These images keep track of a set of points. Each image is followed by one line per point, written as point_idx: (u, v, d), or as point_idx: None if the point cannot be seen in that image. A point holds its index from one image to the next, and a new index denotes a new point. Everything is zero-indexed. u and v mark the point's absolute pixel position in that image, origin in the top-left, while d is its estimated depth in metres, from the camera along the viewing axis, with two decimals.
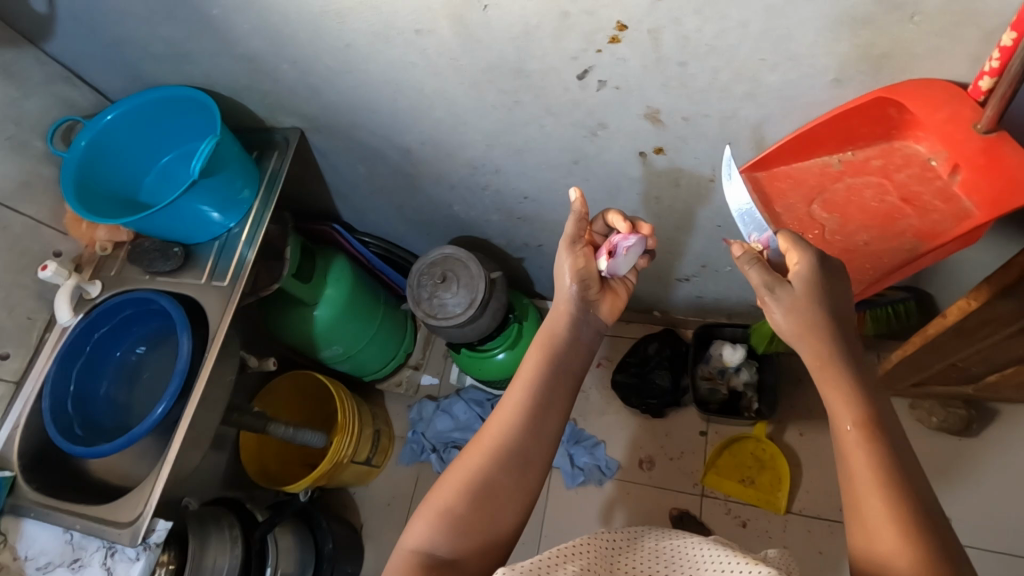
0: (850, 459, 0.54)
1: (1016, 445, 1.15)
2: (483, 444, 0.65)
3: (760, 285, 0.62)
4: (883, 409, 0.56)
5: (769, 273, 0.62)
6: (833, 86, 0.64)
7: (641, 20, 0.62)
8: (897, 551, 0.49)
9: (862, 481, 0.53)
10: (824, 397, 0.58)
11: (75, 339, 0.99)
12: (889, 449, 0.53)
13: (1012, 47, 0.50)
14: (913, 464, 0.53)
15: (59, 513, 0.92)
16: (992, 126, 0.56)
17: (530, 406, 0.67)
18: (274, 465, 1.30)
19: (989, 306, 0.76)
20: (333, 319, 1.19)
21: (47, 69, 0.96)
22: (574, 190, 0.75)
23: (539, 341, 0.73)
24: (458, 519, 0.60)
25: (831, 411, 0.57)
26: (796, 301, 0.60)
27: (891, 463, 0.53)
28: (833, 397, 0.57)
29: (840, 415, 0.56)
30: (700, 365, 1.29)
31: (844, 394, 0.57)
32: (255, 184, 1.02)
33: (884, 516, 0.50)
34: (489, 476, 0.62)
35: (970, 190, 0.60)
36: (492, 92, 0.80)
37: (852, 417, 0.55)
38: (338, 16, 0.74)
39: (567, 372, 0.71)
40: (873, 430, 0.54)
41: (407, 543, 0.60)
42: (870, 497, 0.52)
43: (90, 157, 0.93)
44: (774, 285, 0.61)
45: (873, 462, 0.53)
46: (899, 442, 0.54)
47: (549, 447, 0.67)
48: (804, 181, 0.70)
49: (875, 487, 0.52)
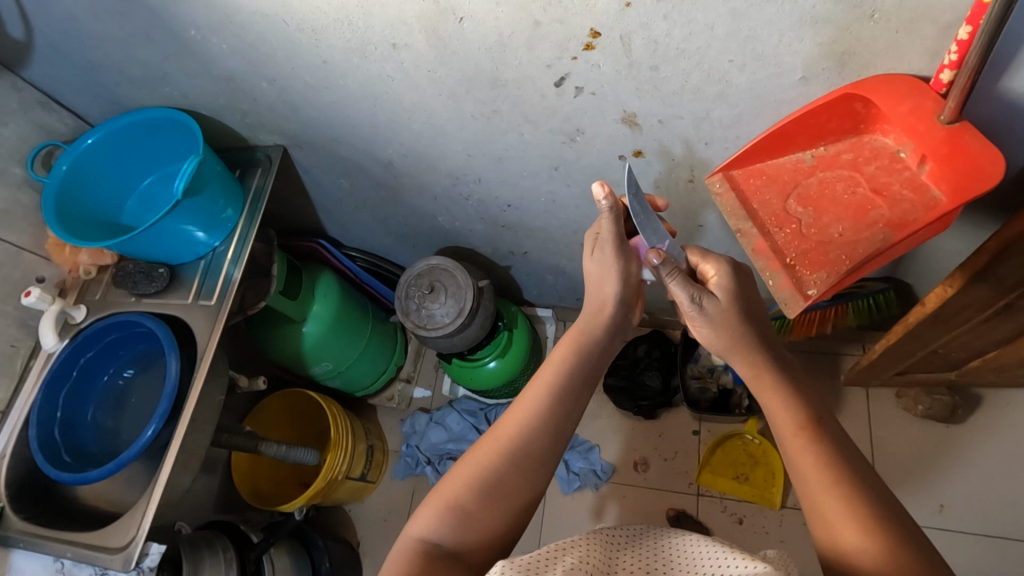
0: (799, 458, 0.60)
1: (1001, 429, 1.17)
2: (497, 439, 0.66)
3: (690, 302, 0.69)
4: (823, 413, 0.64)
5: (695, 287, 0.69)
6: (800, 84, 0.66)
7: (612, 27, 0.64)
8: (851, 526, 0.55)
9: (814, 480, 0.58)
10: (768, 408, 0.66)
11: (61, 365, 0.98)
12: (833, 444, 0.60)
13: (969, 40, 0.53)
14: (855, 453, 0.61)
15: (47, 543, 0.91)
16: (955, 116, 0.58)
17: (554, 396, 0.68)
18: (268, 486, 1.28)
19: (965, 292, 0.78)
20: (323, 334, 1.19)
21: (24, 95, 0.96)
22: (601, 185, 0.65)
23: (570, 336, 0.74)
24: (467, 510, 0.62)
25: (774, 419, 0.65)
26: (726, 310, 0.69)
27: (843, 468, 0.58)
28: (775, 407, 0.65)
29: (784, 420, 0.63)
30: (689, 365, 1.31)
31: (782, 400, 0.65)
32: (239, 203, 1.02)
33: (837, 505, 0.56)
34: (504, 466, 0.64)
35: (938, 180, 0.62)
36: (470, 103, 0.81)
37: (795, 421, 0.62)
38: (314, 33, 0.75)
39: (591, 369, 0.72)
40: (814, 429, 0.61)
41: (412, 531, 0.62)
42: (821, 484, 0.58)
43: (70, 182, 0.93)
44: (703, 299, 0.69)
45: (817, 455, 0.59)
46: (840, 437, 0.61)
47: (562, 445, 0.68)
48: (778, 177, 0.71)
49: (820, 474, 0.58)
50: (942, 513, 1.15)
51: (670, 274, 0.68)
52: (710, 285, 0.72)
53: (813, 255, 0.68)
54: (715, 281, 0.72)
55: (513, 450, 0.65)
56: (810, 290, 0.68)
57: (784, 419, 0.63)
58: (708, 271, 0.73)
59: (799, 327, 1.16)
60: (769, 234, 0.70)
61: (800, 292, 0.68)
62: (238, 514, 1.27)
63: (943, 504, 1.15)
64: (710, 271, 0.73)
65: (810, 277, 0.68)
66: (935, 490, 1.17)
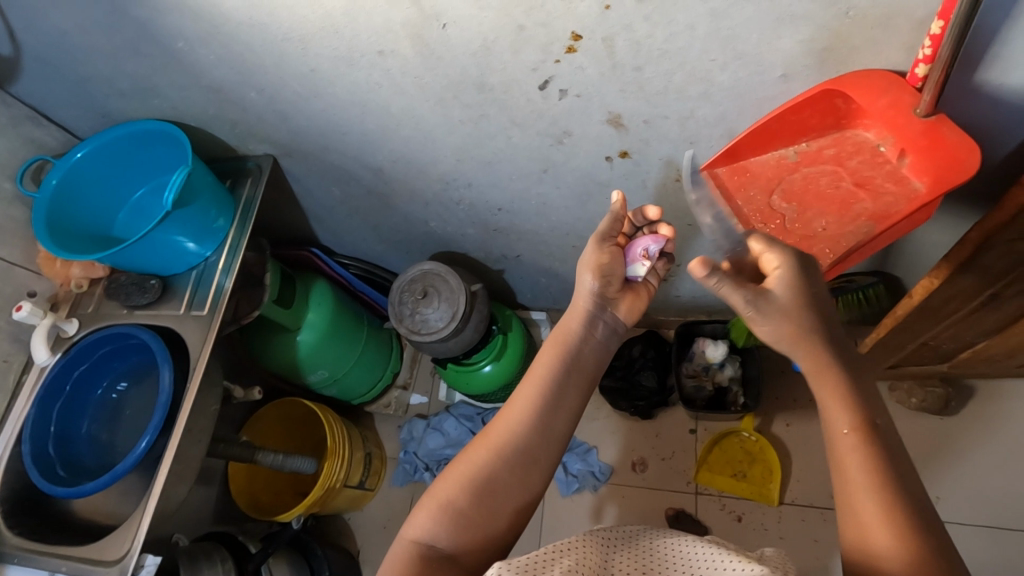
0: (846, 460, 0.57)
1: (994, 420, 1.17)
2: (490, 438, 0.67)
3: (743, 302, 0.61)
4: (878, 412, 0.60)
5: (746, 288, 0.62)
6: (781, 82, 0.67)
7: (595, 29, 0.64)
8: (887, 539, 0.53)
9: (857, 488, 0.56)
10: (821, 400, 0.61)
11: (53, 379, 0.97)
12: (884, 451, 0.57)
13: (941, 34, 0.54)
14: (903, 459, 0.57)
15: (43, 557, 0.90)
16: (931, 109, 0.59)
17: (547, 391, 0.69)
18: (265, 496, 1.29)
19: (951, 282, 0.78)
20: (317, 343, 1.19)
21: (13, 110, 0.96)
22: (615, 191, 0.77)
23: (555, 334, 0.75)
24: (459, 509, 0.62)
25: (828, 414, 0.60)
26: (784, 311, 0.61)
27: (889, 476, 0.55)
28: (829, 400, 0.60)
29: (836, 418, 0.59)
30: (684, 364, 1.29)
31: (840, 397, 0.59)
32: (229, 213, 1.02)
33: (879, 518, 0.54)
34: (496, 462, 0.65)
35: (918, 171, 0.63)
36: (457, 108, 0.82)
37: (849, 421, 0.58)
38: (300, 42, 0.76)
39: (582, 366, 0.72)
40: (869, 432, 0.58)
41: (407, 533, 0.63)
42: (863, 492, 0.55)
43: (61, 196, 0.93)
44: (756, 299, 0.61)
45: (867, 462, 0.56)
46: (893, 441, 0.58)
47: (558, 442, 0.69)
48: (762, 174, 0.72)
49: (867, 483, 0.55)
50: (939, 504, 1.15)
51: (720, 282, 0.61)
52: (771, 281, 0.62)
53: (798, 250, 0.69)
54: (774, 275, 0.62)
55: (505, 448, 0.66)
56: None
57: (841, 418, 0.59)
58: (766, 263, 0.63)
59: None
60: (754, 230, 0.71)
61: None
62: (236, 526, 1.26)
63: (940, 496, 1.16)
64: (769, 264, 0.62)
65: None
66: (931, 482, 1.17)
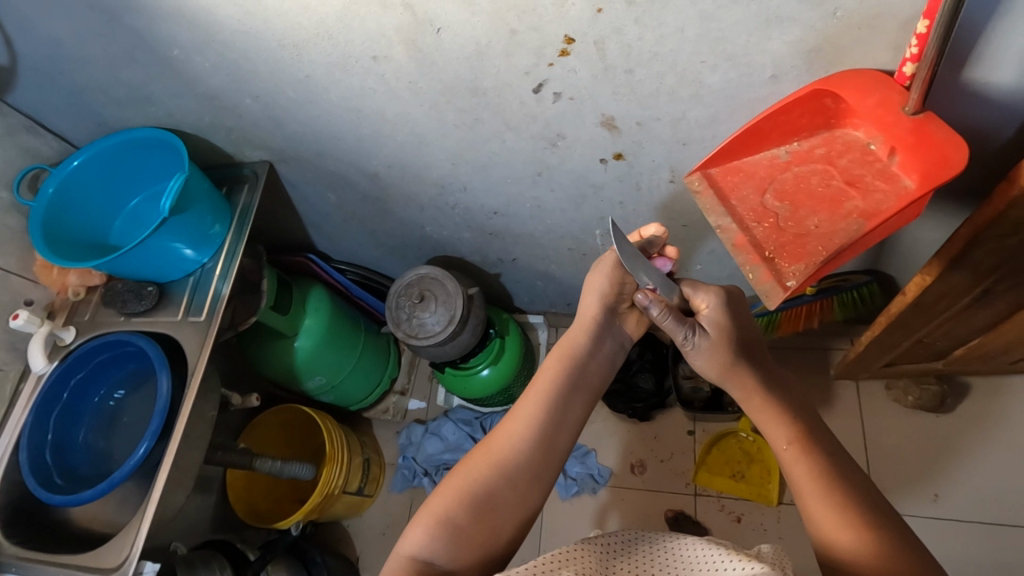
0: (795, 472, 0.64)
1: (989, 417, 1.18)
2: (491, 452, 0.67)
3: (682, 337, 0.75)
4: (815, 428, 0.67)
5: (683, 323, 0.74)
6: (771, 82, 0.67)
7: (586, 32, 0.65)
8: (845, 531, 0.57)
9: (809, 494, 0.61)
10: (765, 426, 0.70)
11: (51, 387, 0.97)
12: (825, 456, 0.64)
13: (927, 33, 0.55)
14: (848, 464, 0.64)
15: (42, 566, 0.90)
16: (918, 107, 0.60)
17: (550, 405, 0.70)
18: (265, 504, 1.28)
19: (942, 280, 0.79)
20: (314, 349, 1.19)
21: (8, 120, 0.96)
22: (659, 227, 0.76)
23: (558, 348, 0.76)
24: (459, 525, 0.62)
25: (771, 436, 0.68)
26: (715, 346, 0.74)
27: (836, 477, 0.62)
28: (769, 424, 0.69)
29: (778, 436, 0.67)
30: (681, 365, 1.29)
31: (776, 420, 0.68)
32: (226, 220, 1.02)
33: (834, 514, 0.59)
34: (496, 478, 0.65)
35: (908, 169, 0.63)
36: (451, 112, 0.82)
37: (787, 438, 0.66)
38: (294, 49, 0.77)
39: (582, 378, 0.74)
40: (806, 441, 0.65)
41: (403, 550, 0.62)
42: (815, 495, 0.61)
43: (57, 205, 0.94)
44: (694, 335, 0.75)
45: (810, 467, 0.63)
46: (833, 449, 0.65)
47: (558, 460, 0.69)
48: (755, 173, 0.73)
49: (815, 485, 0.61)
50: (937, 502, 1.16)
51: (661, 315, 0.74)
52: (702, 318, 0.76)
53: (792, 248, 0.69)
54: (705, 314, 0.76)
55: (504, 463, 0.66)
56: (789, 281, 0.68)
57: (780, 436, 0.67)
58: (698, 303, 0.77)
59: (786, 323, 1.19)
60: (748, 229, 0.71)
61: (779, 284, 0.69)
62: (235, 534, 1.26)
63: (937, 494, 1.16)
64: (701, 303, 0.76)
65: (789, 269, 0.69)
66: (929, 479, 1.18)
